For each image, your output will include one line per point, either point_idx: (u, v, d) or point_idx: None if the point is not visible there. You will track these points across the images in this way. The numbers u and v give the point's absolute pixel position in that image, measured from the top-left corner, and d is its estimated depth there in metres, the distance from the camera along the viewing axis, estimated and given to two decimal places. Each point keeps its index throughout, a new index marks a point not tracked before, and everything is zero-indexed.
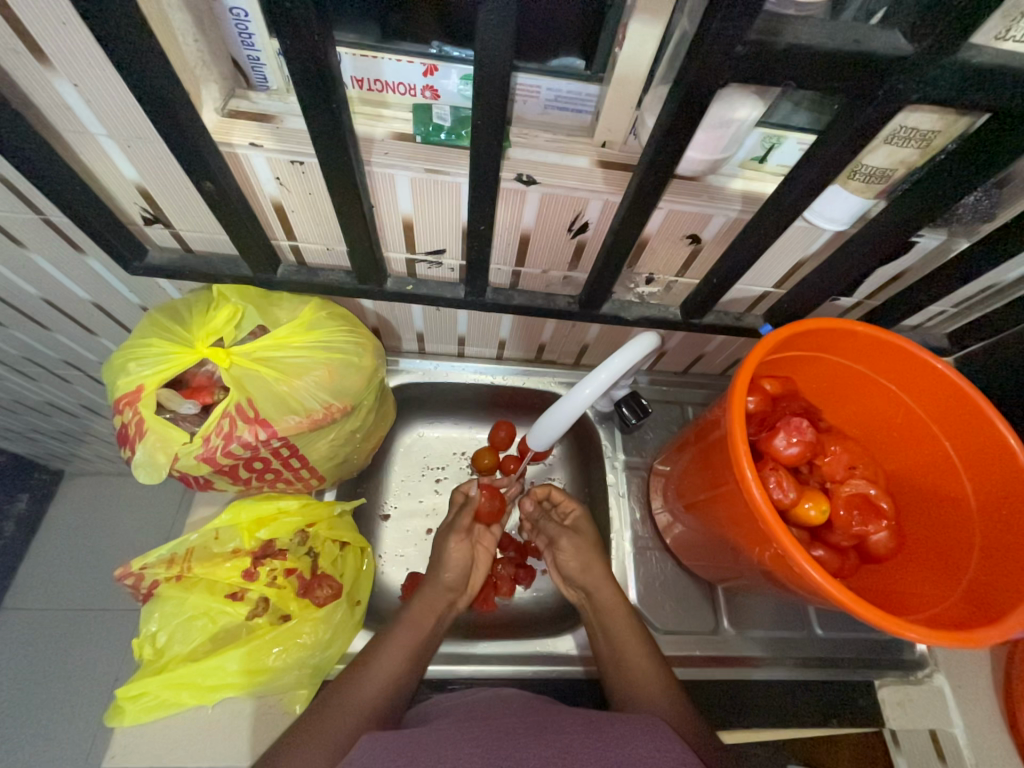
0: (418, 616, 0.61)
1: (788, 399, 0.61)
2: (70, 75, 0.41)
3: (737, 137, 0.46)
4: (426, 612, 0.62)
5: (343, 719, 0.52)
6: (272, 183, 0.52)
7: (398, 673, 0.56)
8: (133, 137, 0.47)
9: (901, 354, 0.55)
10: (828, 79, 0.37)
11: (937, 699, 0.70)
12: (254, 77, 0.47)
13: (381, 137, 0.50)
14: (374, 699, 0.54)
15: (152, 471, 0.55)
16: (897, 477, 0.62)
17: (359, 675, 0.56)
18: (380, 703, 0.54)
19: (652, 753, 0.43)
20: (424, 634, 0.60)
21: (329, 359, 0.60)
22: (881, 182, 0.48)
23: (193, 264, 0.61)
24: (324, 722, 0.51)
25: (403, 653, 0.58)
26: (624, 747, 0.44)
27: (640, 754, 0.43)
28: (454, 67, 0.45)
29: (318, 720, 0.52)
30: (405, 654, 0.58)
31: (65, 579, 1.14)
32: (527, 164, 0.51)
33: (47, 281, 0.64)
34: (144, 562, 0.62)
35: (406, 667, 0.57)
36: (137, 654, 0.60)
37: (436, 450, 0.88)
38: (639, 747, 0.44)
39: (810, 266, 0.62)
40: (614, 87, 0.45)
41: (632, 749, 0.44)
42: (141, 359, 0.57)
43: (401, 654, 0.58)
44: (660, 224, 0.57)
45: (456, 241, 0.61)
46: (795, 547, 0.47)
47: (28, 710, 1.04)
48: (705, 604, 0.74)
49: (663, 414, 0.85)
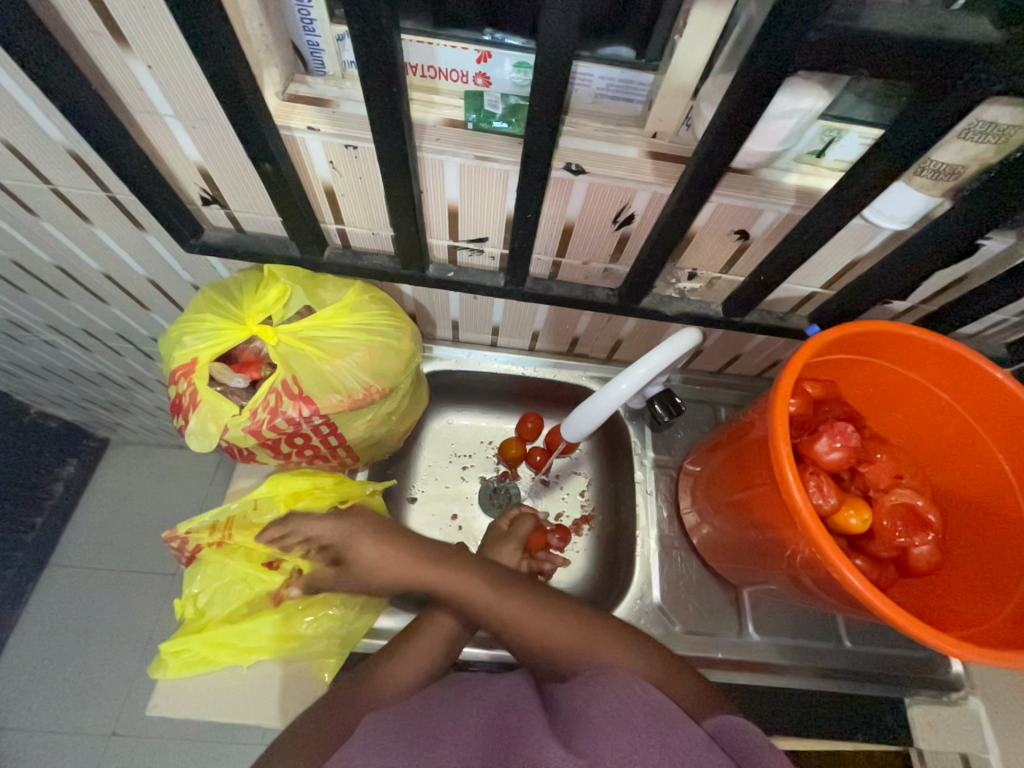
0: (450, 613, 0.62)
1: (831, 404, 0.59)
2: (145, 57, 0.43)
3: (798, 128, 0.44)
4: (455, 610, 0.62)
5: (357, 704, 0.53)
6: (325, 167, 0.54)
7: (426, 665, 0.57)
8: (199, 119, 0.48)
9: (959, 362, 0.52)
10: (906, 68, 0.35)
11: (971, 722, 0.68)
12: (313, 63, 0.48)
13: (433, 123, 0.51)
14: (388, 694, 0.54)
15: (205, 440, 0.58)
16: (943, 490, 0.60)
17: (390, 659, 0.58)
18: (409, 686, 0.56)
19: (619, 707, 0.44)
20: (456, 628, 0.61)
21: (370, 341, 0.61)
22: (949, 179, 0.45)
23: (244, 244, 0.63)
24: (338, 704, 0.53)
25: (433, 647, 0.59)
26: (590, 707, 0.45)
27: (608, 706, 0.45)
28: (508, 55, 0.45)
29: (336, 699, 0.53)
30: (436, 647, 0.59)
31: (110, 540, 1.21)
32: (576, 153, 0.51)
33: (109, 257, 0.68)
34: (189, 526, 0.65)
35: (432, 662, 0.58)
36: (179, 613, 0.63)
37: (464, 436, 0.90)
38: None
39: (864, 267, 0.60)
40: (670, 76, 0.44)
41: (596, 709, 0.45)
42: (196, 333, 0.60)
43: (427, 644, 0.59)
44: (708, 218, 0.56)
45: (499, 229, 0.61)
46: (837, 552, 0.46)
47: (75, 661, 1.11)
48: (729, 608, 0.73)
49: (695, 413, 0.84)
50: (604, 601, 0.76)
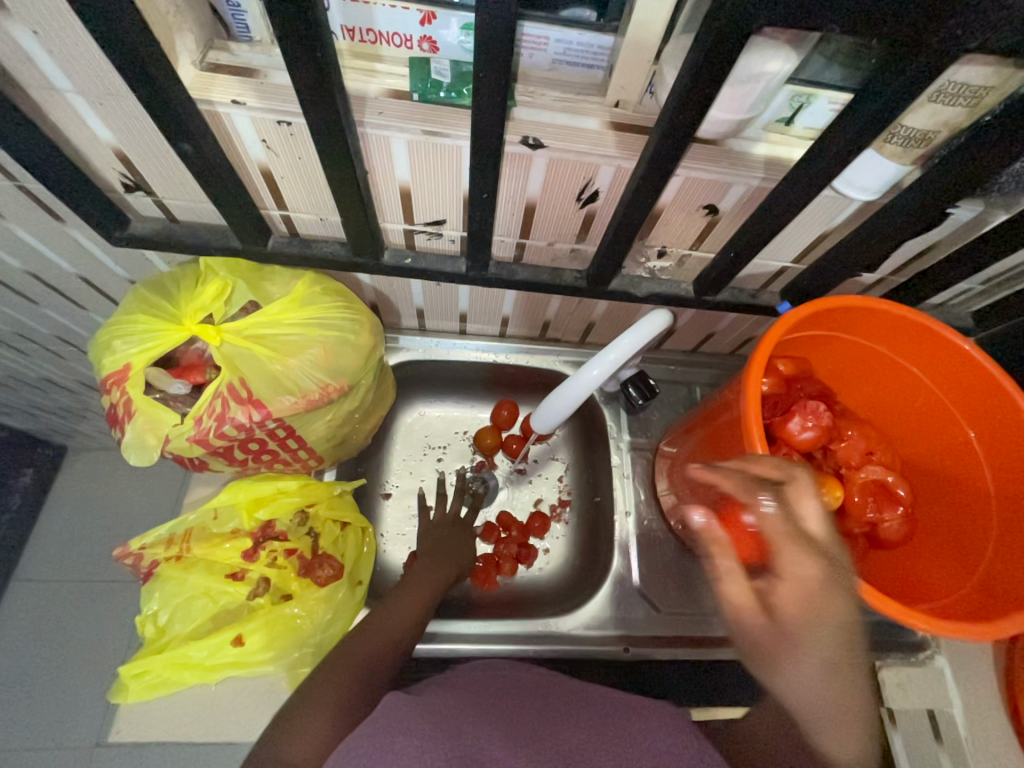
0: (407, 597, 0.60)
1: (803, 382, 0.58)
2: (28, 21, 0.37)
3: (765, 95, 0.41)
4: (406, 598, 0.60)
5: (350, 664, 0.51)
6: (258, 147, 0.49)
7: (389, 644, 0.55)
8: (104, 95, 0.43)
9: (927, 334, 0.52)
10: (874, 22, 0.33)
11: (936, 679, 0.71)
12: (235, 26, 0.43)
13: (375, 95, 0.46)
14: (382, 653, 0.53)
15: (143, 452, 0.54)
16: (912, 462, 0.60)
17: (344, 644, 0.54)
18: (372, 667, 0.52)
19: (669, 748, 0.45)
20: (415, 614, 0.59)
21: (325, 337, 0.57)
22: (920, 145, 0.44)
23: (180, 235, 0.57)
24: (334, 675, 0.50)
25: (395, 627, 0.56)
26: (642, 741, 0.46)
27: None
28: (454, 15, 0.41)
29: (330, 666, 0.51)
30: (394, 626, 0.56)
31: (73, 552, 1.16)
32: (534, 126, 0.47)
33: (29, 254, 0.61)
34: (143, 541, 0.61)
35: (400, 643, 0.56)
36: (139, 632, 0.60)
37: (437, 428, 0.87)
38: (656, 743, 0.45)
39: (833, 240, 0.59)
40: (629, 40, 0.41)
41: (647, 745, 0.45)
42: (128, 336, 0.54)
43: (391, 622, 0.57)
44: (675, 193, 0.53)
45: (457, 211, 0.57)
46: (810, 536, 0.46)
47: (49, 677, 1.07)
48: (707, 586, 0.73)
49: (669, 394, 0.83)
50: (585, 586, 0.75)
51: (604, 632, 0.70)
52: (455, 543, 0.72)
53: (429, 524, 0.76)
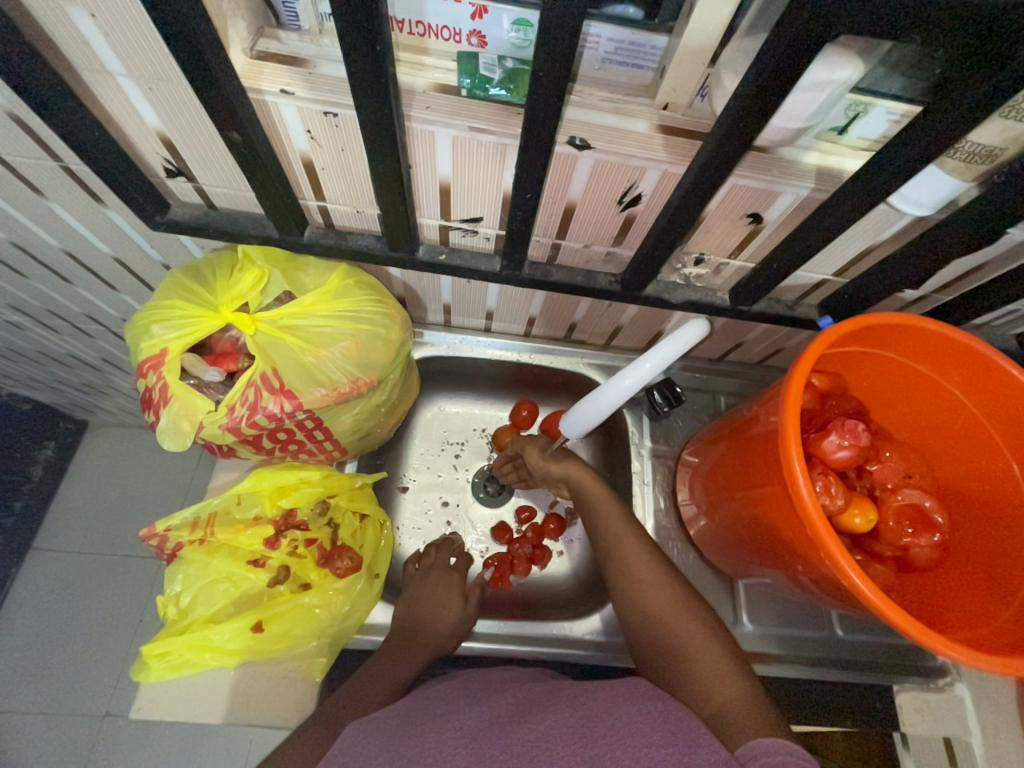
0: (420, 622, 0.64)
1: (838, 398, 0.57)
2: (87, 3, 0.37)
3: (827, 104, 0.40)
4: (417, 626, 0.63)
5: (368, 694, 0.56)
6: (302, 138, 0.49)
7: (403, 670, 0.59)
8: (156, 80, 0.43)
9: (974, 357, 0.50)
10: (958, 34, 0.31)
11: (956, 707, 0.69)
12: (285, 15, 0.42)
13: (423, 89, 0.45)
14: (398, 680, 0.58)
15: (176, 438, 0.54)
16: (948, 487, 0.59)
17: (367, 674, 0.58)
18: (390, 689, 0.57)
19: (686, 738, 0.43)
20: (427, 640, 0.62)
21: (356, 330, 0.57)
22: (984, 161, 0.42)
23: (217, 222, 0.58)
24: (353, 697, 0.55)
25: (410, 656, 0.61)
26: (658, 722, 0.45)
27: None
28: (506, 10, 0.40)
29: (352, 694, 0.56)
30: (410, 656, 0.61)
31: (91, 525, 1.18)
32: (582, 127, 0.46)
33: (68, 234, 0.62)
34: (168, 524, 0.61)
35: (411, 667, 0.60)
36: (161, 613, 0.61)
37: (457, 424, 0.87)
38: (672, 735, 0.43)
39: (878, 255, 0.57)
40: (686, 41, 0.40)
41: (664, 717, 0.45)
42: (164, 321, 0.55)
43: (404, 654, 0.61)
44: (720, 201, 0.52)
45: (495, 209, 0.57)
46: (847, 559, 0.44)
47: (65, 646, 1.10)
48: (724, 599, 0.72)
49: (693, 402, 0.82)
50: (598, 590, 0.74)
51: (617, 638, 0.69)
52: (442, 591, 0.67)
53: (422, 567, 0.72)
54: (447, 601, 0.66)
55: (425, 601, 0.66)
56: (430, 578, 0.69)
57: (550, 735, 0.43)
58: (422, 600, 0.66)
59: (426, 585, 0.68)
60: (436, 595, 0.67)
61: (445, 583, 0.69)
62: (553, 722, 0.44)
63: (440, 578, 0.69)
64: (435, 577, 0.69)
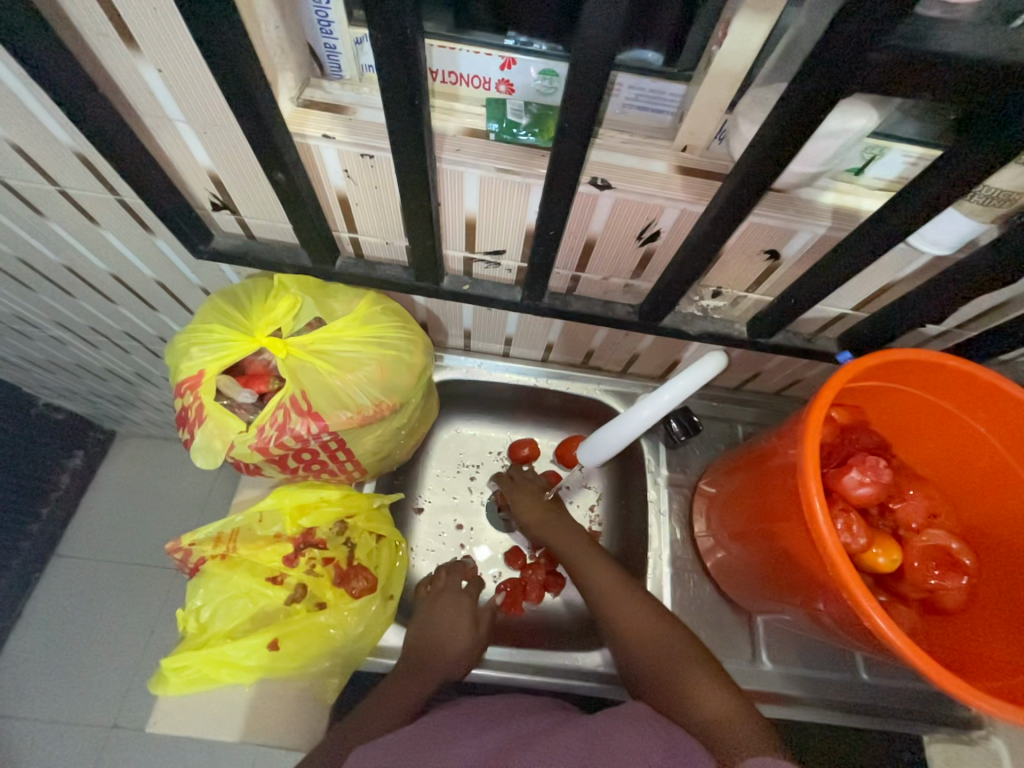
0: (431, 643, 0.64)
1: (859, 434, 0.56)
2: (155, 60, 0.41)
3: (844, 150, 0.41)
4: (427, 650, 0.63)
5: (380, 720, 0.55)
6: (339, 176, 0.52)
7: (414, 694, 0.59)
8: (210, 125, 0.47)
9: (999, 395, 0.49)
10: (970, 90, 0.33)
11: (991, 762, 0.66)
12: (329, 65, 0.46)
13: (453, 133, 0.48)
14: (410, 704, 0.58)
15: (209, 455, 0.56)
16: (976, 528, 0.57)
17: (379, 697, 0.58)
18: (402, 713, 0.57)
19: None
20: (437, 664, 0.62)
21: (382, 355, 0.59)
22: (1003, 204, 0.43)
23: (255, 251, 0.61)
24: (365, 721, 0.55)
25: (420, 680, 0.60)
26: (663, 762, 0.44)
27: None
28: (534, 61, 0.43)
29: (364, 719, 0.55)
30: (421, 679, 0.60)
31: (114, 535, 1.21)
32: (602, 168, 0.48)
33: (116, 259, 0.66)
34: (194, 538, 0.64)
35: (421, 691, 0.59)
36: (181, 626, 0.62)
37: (473, 447, 0.88)
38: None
39: (898, 291, 0.57)
40: (704, 91, 0.42)
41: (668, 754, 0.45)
42: (202, 344, 0.58)
43: (415, 678, 0.60)
44: (737, 237, 0.53)
45: (518, 243, 0.59)
46: (871, 601, 0.43)
47: (81, 655, 1.11)
48: (743, 635, 0.71)
49: (710, 431, 0.81)
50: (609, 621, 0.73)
51: None
52: (452, 612, 0.68)
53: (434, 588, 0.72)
54: (457, 624, 0.66)
55: (435, 621, 0.66)
56: (441, 599, 0.70)
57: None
58: (431, 622, 0.66)
59: (437, 607, 0.68)
60: (446, 617, 0.67)
61: (455, 604, 0.69)
62: (565, 757, 0.44)
63: (450, 598, 0.70)
64: (446, 598, 0.69)
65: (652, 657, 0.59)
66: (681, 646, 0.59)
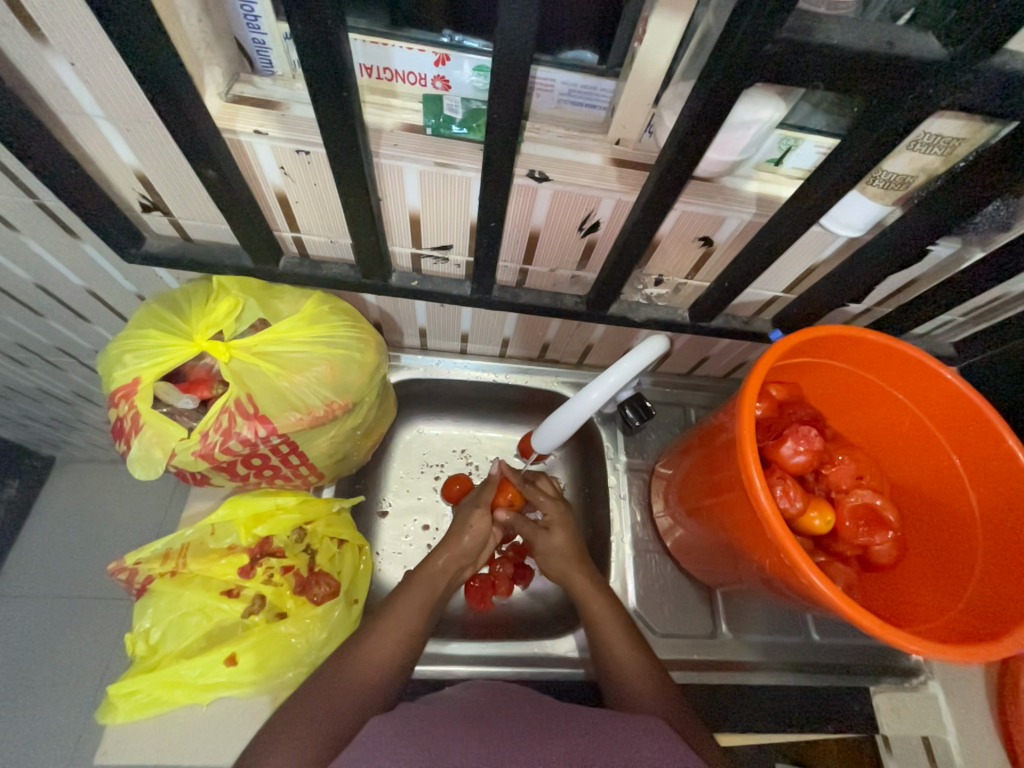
0: (429, 577, 0.64)
1: (794, 406, 0.60)
2: (67, 53, 0.39)
3: (757, 139, 0.44)
4: (415, 597, 0.62)
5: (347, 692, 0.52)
6: (276, 173, 0.51)
7: (390, 654, 0.56)
8: (132, 122, 0.45)
9: (912, 362, 0.54)
10: (856, 80, 0.36)
11: (931, 705, 0.71)
12: (260, 62, 0.45)
13: (390, 128, 0.49)
14: (381, 672, 0.55)
15: (148, 466, 0.54)
16: (901, 487, 0.62)
17: (352, 658, 0.55)
18: (376, 678, 0.54)
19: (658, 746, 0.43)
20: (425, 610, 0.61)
21: (331, 354, 0.58)
22: (900, 187, 0.47)
23: (192, 253, 0.59)
24: (330, 694, 0.52)
25: (399, 637, 0.58)
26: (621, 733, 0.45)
27: (640, 747, 0.43)
28: (466, 57, 0.43)
29: (328, 691, 0.52)
30: (403, 633, 0.58)
31: (55, 566, 1.13)
32: (540, 160, 0.50)
33: (40, 268, 0.62)
34: (138, 556, 0.61)
35: (400, 651, 0.57)
36: (129, 650, 0.59)
37: (436, 446, 0.88)
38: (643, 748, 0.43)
39: (821, 272, 0.62)
40: (630, 85, 0.44)
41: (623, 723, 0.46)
42: (138, 351, 0.55)
43: (395, 633, 0.58)
44: (672, 226, 0.56)
45: (464, 237, 0.60)
46: (805, 559, 0.46)
47: (22, 699, 1.03)
48: (702, 608, 0.74)
49: (664, 415, 0.84)
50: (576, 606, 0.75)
51: None
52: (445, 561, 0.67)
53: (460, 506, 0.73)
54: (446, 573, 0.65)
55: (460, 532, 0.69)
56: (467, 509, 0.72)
57: (527, 748, 0.43)
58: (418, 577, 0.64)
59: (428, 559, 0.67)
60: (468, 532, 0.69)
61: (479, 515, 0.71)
62: (530, 737, 0.44)
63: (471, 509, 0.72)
64: (476, 509, 0.71)
65: (600, 637, 0.63)
66: (637, 650, 0.61)
